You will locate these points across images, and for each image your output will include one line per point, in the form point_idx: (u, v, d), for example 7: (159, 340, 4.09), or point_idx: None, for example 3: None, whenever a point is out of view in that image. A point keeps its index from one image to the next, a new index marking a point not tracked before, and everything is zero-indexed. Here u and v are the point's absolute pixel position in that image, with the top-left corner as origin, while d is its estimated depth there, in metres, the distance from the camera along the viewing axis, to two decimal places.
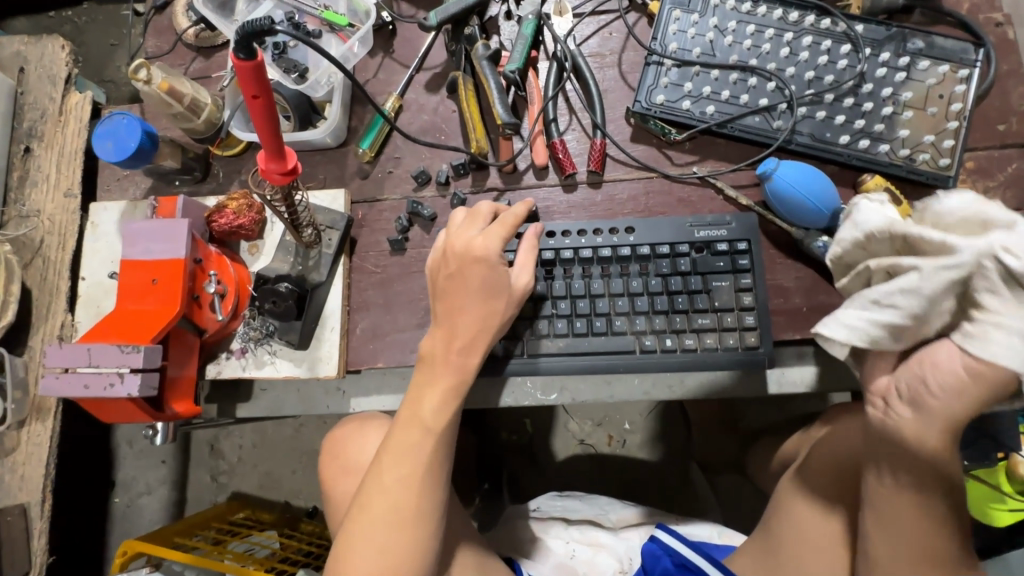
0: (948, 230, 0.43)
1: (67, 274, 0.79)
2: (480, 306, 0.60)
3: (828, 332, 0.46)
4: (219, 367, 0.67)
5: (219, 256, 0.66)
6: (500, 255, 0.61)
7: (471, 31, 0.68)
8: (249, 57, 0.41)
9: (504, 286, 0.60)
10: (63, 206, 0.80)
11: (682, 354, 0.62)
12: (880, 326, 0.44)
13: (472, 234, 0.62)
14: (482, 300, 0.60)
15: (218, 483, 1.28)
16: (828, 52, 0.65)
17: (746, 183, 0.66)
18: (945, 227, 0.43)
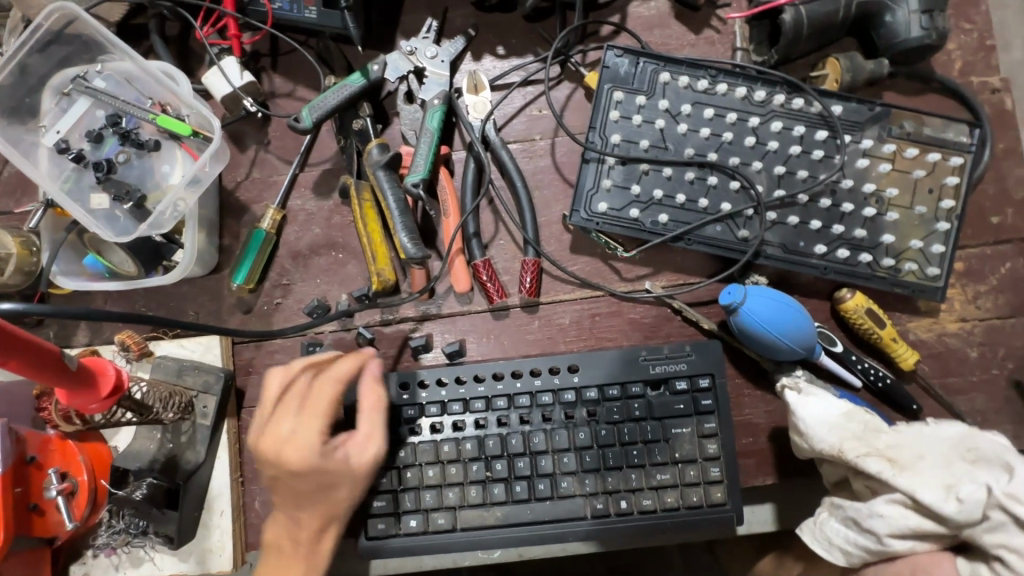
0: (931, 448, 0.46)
1: None
2: (322, 503, 0.47)
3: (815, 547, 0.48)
4: (86, 567, 0.55)
5: (61, 441, 0.52)
6: (329, 440, 0.47)
7: (361, 126, 0.54)
8: None
9: (346, 475, 0.47)
10: None
11: (639, 516, 0.54)
12: (857, 546, 0.47)
13: (282, 419, 0.47)
14: (321, 497, 0.47)
15: None
16: (801, 140, 0.54)
17: (707, 300, 0.56)
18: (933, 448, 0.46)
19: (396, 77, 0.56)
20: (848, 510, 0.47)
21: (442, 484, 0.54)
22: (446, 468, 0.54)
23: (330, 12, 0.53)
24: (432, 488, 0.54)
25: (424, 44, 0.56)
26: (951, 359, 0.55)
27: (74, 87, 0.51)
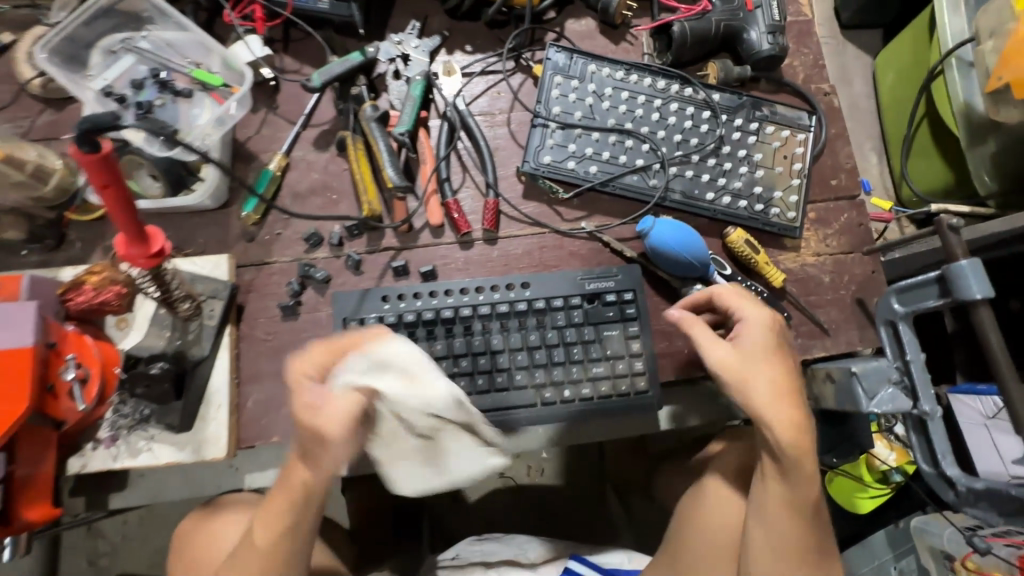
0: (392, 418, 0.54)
1: None
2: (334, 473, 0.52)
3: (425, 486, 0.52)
4: (85, 459, 0.60)
5: (78, 336, 0.59)
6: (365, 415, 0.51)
7: (358, 92, 0.68)
8: (93, 150, 0.38)
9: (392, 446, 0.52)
10: None
11: (579, 402, 0.66)
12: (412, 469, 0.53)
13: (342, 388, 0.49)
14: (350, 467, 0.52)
15: (97, 567, 1.13)
16: (692, 117, 0.72)
17: (631, 236, 0.71)
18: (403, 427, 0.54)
19: (387, 59, 0.71)
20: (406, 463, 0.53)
21: None
22: None
23: (340, 3, 0.69)
24: None
25: (409, 38, 0.73)
26: (810, 283, 0.73)
27: (124, 46, 0.64)
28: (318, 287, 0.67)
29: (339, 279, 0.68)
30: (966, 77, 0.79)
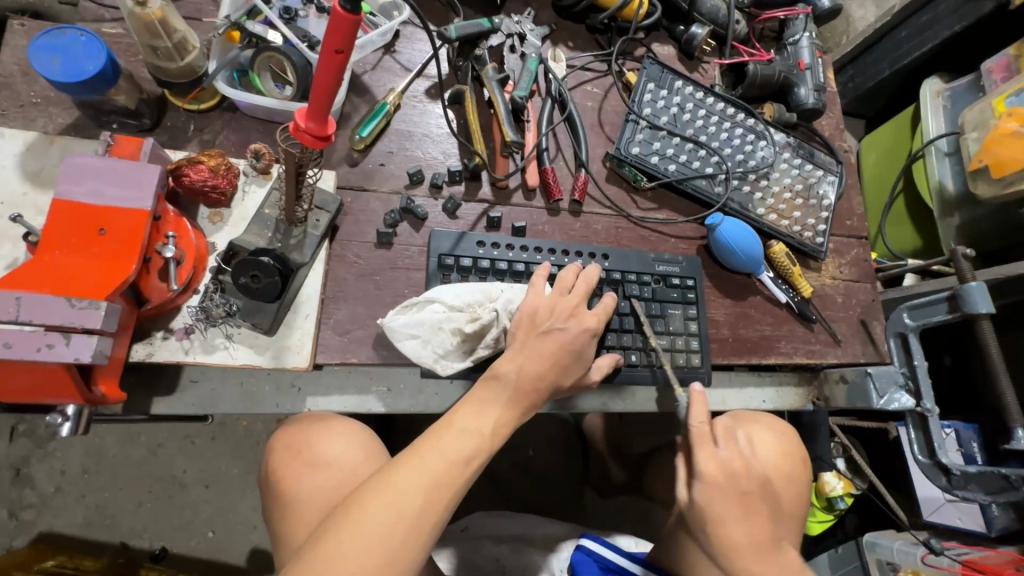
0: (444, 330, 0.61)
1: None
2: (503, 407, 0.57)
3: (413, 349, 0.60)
4: (151, 348, 0.55)
5: (178, 218, 0.56)
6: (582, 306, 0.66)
7: (481, 53, 0.73)
8: (352, 11, 0.40)
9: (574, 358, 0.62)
10: None
11: (643, 369, 0.71)
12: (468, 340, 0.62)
13: (565, 297, 0.65)
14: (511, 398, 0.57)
15: (19, 521, 0.99)
16: (752, 144, 0.84)
17: (692, 232, 0.80)
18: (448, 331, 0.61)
19: (504, 33, 0.77)
20: (450, 329, 0.61)
21: None
22: None
23: None
24: None
25: (525, 21, 0.79)
26: (828, 299, 0.84)
27: None
28: (414, 222, 0.69)
29: (435, 220, 0.70)
30: (942, 164, 0.98)
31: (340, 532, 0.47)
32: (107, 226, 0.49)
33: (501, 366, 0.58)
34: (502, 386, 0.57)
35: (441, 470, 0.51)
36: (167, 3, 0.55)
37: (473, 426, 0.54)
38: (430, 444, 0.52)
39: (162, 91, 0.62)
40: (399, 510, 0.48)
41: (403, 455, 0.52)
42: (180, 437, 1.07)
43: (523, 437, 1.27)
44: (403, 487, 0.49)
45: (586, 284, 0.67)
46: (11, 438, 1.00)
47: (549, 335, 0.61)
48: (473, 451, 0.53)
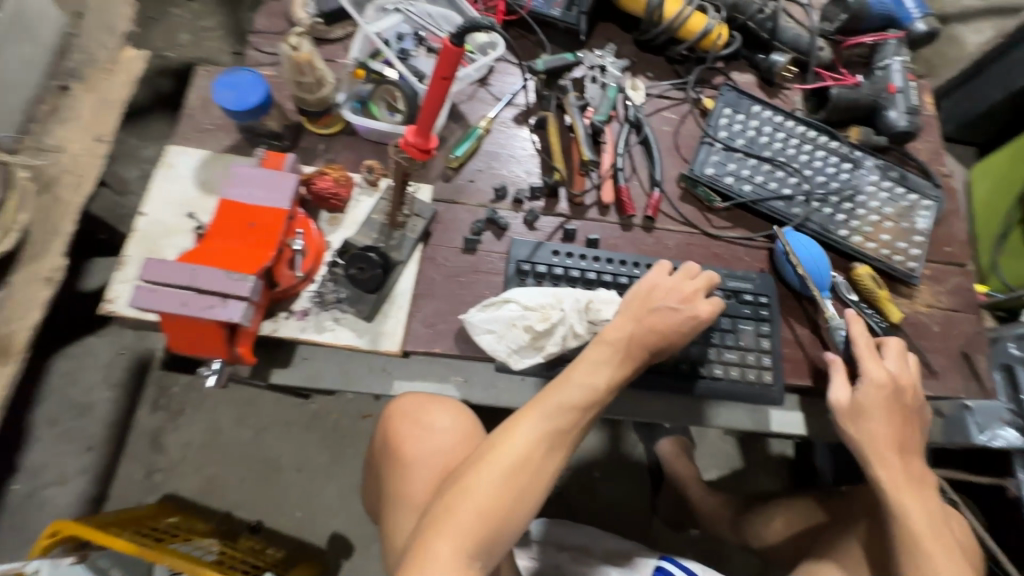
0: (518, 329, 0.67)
1: (174, 248, 0.67)
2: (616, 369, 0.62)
3: (489, 343, 0.66)
4: (276, 325, 0.66)
5: (306, 219, 0.68)
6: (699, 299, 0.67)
7: (565, 84, 0.81)
8: (458, 44, 0.49)
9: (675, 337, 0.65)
10: (154, 177, 0.70)
11: (711, 381, 0.72)
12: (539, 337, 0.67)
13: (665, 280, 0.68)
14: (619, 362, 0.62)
15: (151, 481, 1.15)
16: (835, 166, 0.83)
17: (766, 251, 0.81)
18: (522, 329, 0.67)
19: (587, 66, 0.84)
20: (521, 326, 0.67)
21: None
22: None
23: (570, 14, 0.84)
24: None
25: (607, 55, 0.86)
26: (922, 328, 0.79)
27: (395, 7, 0.77)
28: (497, 231, 0.76)
29: (516, 230, 0.77)
30: None
31: (455, 499, 0.56)
32: (256, 221, 0.61)
33: (610, 331, 0.63)
34: (602, 361, 0.61)
35: (542, 446, 0.58)
36: (313, 49, 0.69)
37: (571, 404, 0.59)
38: (529, 423, 0.59)
39: (301, 119, 0.76)
40: (506, 478, 0.56)
41: (504, 432, 0.59)
42: (283, 423, 1.21)
43: (590, 457, 1.27)
44: (531, 437, 0.58)
45: (689, 275, 0.69)
46: (153, 410, 1.18)
47: (658, 307, 0.65)
48: (567, 430, 0.59)
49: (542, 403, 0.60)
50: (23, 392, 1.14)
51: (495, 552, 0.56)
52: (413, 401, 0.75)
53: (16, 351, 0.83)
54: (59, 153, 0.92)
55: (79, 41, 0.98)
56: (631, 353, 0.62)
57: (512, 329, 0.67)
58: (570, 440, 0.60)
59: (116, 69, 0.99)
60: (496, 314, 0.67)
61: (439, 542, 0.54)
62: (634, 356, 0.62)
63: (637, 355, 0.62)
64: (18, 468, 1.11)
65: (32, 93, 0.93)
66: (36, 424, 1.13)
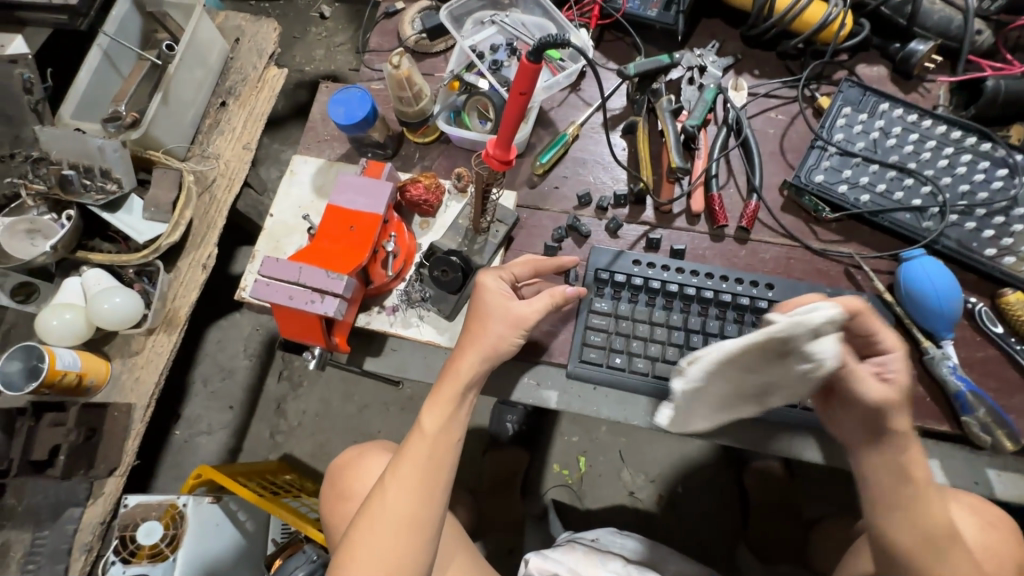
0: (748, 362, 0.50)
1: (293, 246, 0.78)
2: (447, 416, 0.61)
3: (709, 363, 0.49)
4: (370, 318, 0.74)
5: (399, 222, 0.74)
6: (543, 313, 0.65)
7: (658, 87, 0.78)
8: (536, 61, 0.50)
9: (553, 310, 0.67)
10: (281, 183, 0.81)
11: (801, 411, 0.67)
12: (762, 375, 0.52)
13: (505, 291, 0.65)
14: (451, 413, 0.61)
15: (274, 441, 1.33)
16: (985, 172, 0.71)
17: (884, 270, 0.71)
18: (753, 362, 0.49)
19: (684, 66, 0.80)
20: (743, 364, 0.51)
21: (648, 338, 0.70)
22: (654, 327, 0.71)
23: (667, 13, 0.80)
24: (639, 339, 0.71)
25: (707, 53, 0.81)
26: None
27: (490, 20, 0.81)
28: (578, 238, 0.76)
29: (597, 238, 0.76)
30: None
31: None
32: (356, 225, 0.68)
33: (464, 366, 0.62)
34: (428, 429, 0.61)
35: (399, 516, 0.58)
36: (412, 65, 0.75)
37: (413, 465, 0.60)
38: (381, 494, 0.59)
39: (401, 129, 0.82)
40: (387, 560, 0.57)
41: (364, 514, 0.59)
42: (381, 402, 1.34)
43: (671, 472, 1.23)
44: (393, 505, 0.59)
45: (532, 265, 0.67)
46: (278, 379, 1.36)
47: (479, 317, 0.64)
48: (418, 492, 0.59)
49: (384, 478, 0.60)
50: (185, 356, 1.38)
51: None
52: (355, 453, 0.85)
53: (178, 323, 1.00)
54: (216, 159, 1.09)
55: (236, 63, 1.16)
56: (457, 394, 0.62)
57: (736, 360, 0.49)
58: (434, 493, 0.60)
59: (262, 87, 1.16)
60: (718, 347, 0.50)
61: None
62: (461, 410, 0.62)
63: (459, 401, 0.62)
64: (179, 417, 1.34)
65: (200, 109, 1.11)
66: (194, 383, 1.36)
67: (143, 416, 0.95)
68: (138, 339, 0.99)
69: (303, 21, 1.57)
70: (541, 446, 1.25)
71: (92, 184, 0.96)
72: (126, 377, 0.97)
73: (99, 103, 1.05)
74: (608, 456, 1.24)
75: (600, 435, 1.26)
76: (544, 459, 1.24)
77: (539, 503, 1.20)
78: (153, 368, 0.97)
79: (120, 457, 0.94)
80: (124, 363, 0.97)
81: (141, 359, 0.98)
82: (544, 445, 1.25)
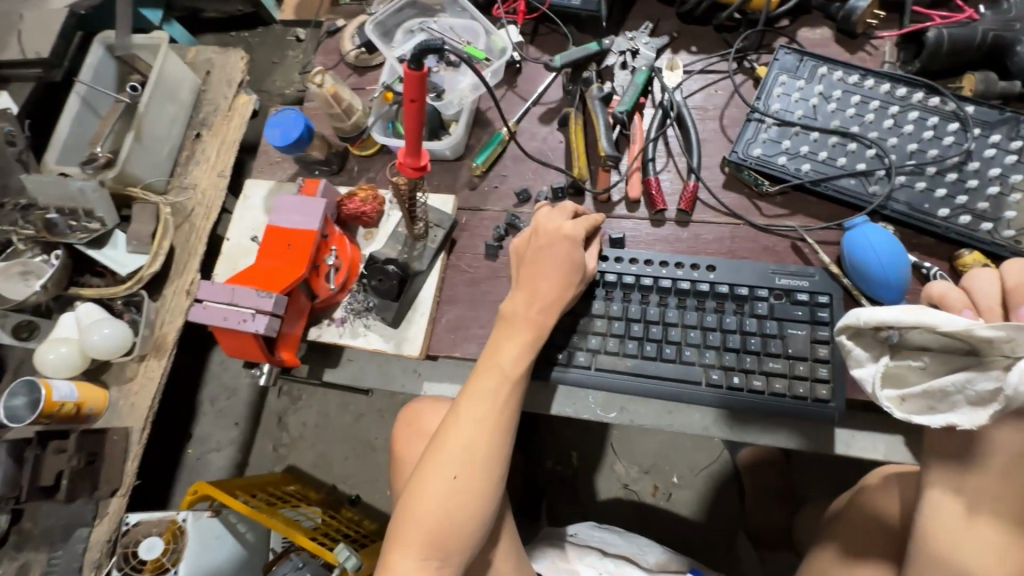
0: (906, 318, 0.47)
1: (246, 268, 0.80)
2: (559, 277, 0.65)
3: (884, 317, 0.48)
4: (320, 331, 0.75)
5: (341, 235, 0.75)
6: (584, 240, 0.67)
7: (588, 75, 0.77)
8: (418, 67, 0.53)
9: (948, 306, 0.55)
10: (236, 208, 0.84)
11: (749, 394, 0.64)
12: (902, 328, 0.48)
13: (560, 221, 0.69)
14: (562, 273, 0.65)
15: (279, 453, 1.39)
16: (935, 128, 0.67)
17: (831, 241, 0.69)
18: (913, 320, 0.47)
19: (617, 51, 0.79)
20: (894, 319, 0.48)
21: (589, 330, 0.69)
22: (595, 319, 0.69)
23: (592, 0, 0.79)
24: (580, 332, 0.69)
25: (641, 35, 0.79)
26: None
27: (419, 28, 0.82)
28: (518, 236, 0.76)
29: None
30: None
31: (413, 511, 0.60)
32: (292, 242, 0.70)
33: (572, 228, 0.67)
34: (506, 368, 0.63)
35: (470, 451, 0.61)
36: (337, 81, 0.78)
37: (488, 403, 0.62)
38: (498, 349, 0.64)
39: (344, 145, 0.84)
40: (496, 411, 0.62)
41: (438, 445, 0.62)
42: (378, 410, 1.39)
43: (666, 462, 1.21)
44: (503, 356, 0.63)
45: (589, 220, 0.69)
46: (279, 395, 1.43)
47: (544, 260, 0.65)
48: (526, 355, 0.63)
49: (459, 411, 0.62)
50: (192, 377, 1.43)
51: (460, 555, 0.60)
52: (422, 402, 0.81)
53: (167, 349, 1.05)
54: (194, 189, 1.14)
55: (208, 95, 1.21)
56: (538, 333, 0.64)
57: (907, 318, 0.47)
58: (502, 433, 0.62)
59: (233, 115, 1.20)
60: (917, 317, 0.47)
61: (410, 551, 0.59)
62: (572, 268, 0.65)
63: (562, 266, 0.65)
64: (189, 436, 1.40)
65: (176, 144, 1.16)
66: (201, 403, 1.42)
67: (140, 438, 1.01)
68: (132, 366, 1.04)
69: (281, 45, 1.63)
70: (533, 446, 1.24)
71: (77, 225, 1.02)
72: (123, 403, 1.02)
73: (80, 146, 1.11)
74: (600, 449, 1.23)
75: (592, 429, 1.25)
76: (536, 455, 1.24)
77: (534, 500, 1.20)
78: (146, 392, 1.03)
79: (120, 479, 0.99)
80: (120, 390, 1.03)
81: (135, 385, 1.03)
82: (536, 441, 1.25)
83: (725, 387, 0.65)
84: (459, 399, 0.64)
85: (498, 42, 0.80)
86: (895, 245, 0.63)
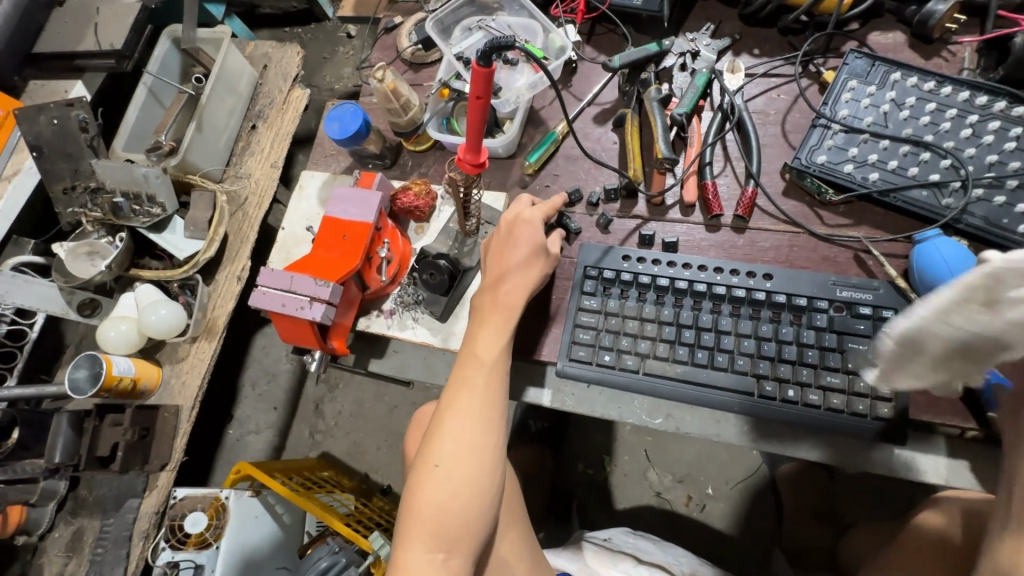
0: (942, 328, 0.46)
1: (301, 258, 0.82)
2: (525, 261, 0.67)
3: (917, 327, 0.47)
4: (369, 321, 0.77)
5: (393, 229, 0.77)
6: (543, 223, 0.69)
7: (647, 76, 0.76)
8: (485, 65, 0.53)
9: None
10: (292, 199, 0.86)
11: (804, 408, 0.62)
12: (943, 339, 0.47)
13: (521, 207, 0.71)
14: (527, 255, 0.67)
15: (314, 439, 1.43)
16: (1017, 139, 0.64)
17: (898, 254, 0.66)
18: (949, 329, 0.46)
19: (677, 52, 0.77)
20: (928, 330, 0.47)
21: (638, 334, 0.68)
22: (645, 323, 0.68)
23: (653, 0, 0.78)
24: (629, 335, 0.68)
25: (701, 37, 0.78)
26: None
27: (478, 26, 0.82)
28: (568, 236, 0.75)
29: (588, 234, 0.75)
30: None
31: (414, 503, 0.58)
32: (348, 234, 0.71)
33: (527, 213, 0.69)
34: (484, 353, 0.63)
35: (465, 439, 0.59)
36: (396, 77, 0.78)
37: (473, 390, 0.61)
38: (473, 338, 0.65)
39: (398, 140, 0.85)
40: (484, 397, 0.61)
41: (432, 437, 0.60)
42: (411, 403, 1.41)
43: (701, 473, 1.18)
44: (482, 343, 0.64)
45: (549, 205, 0.70)
46: (317, 382, 1.46)
47: (508, 248, 0.67)
48: (501, 340, 0.64)
49: (450, 401, 0.61)
50: (235, 360, 1.48)
51: (468, 552, 0.57)
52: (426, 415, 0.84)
53: (217, 332, 1.09)
54: (248, 179, 1.18)
55: (264, 88, 1.24)
56: (509, 316, 0.65)
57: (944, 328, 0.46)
58: (495, 419, 0.61)
59: (287, 108, 1.23)
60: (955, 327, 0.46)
61: (415, 547, 0.56)
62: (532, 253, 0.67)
63: (526, 250, 0.67)
64: (231, 417, 1.45)
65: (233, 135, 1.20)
66: (242, 386, 1.46)
67: (189, 416, 1.05)
68: (184, 347, 1.08)
69: (333, 41, 1.66)
70: (565, 448, 1.24)
71: (140, 209, 1.07)
72: (174, 381, 1.07)
73: (145, 134, 1.16)
74: (633, 454, 1.22)
75: (625, 434, 1.24)
76: (568, 457, 1.23)
77: (564, 503, 1.19)
78: (197, 371, 1.07)
79: (169, 455, 1.03)
80: (172, 369, 1.08)
81: (186, 364, 1.07)
82: (568, 442, 1.24)
83: (777, 398, 0.63)
84: (446, 391, 0.63)
85: (556, 41, 0.80)
86: (969, 260, 0.60)
